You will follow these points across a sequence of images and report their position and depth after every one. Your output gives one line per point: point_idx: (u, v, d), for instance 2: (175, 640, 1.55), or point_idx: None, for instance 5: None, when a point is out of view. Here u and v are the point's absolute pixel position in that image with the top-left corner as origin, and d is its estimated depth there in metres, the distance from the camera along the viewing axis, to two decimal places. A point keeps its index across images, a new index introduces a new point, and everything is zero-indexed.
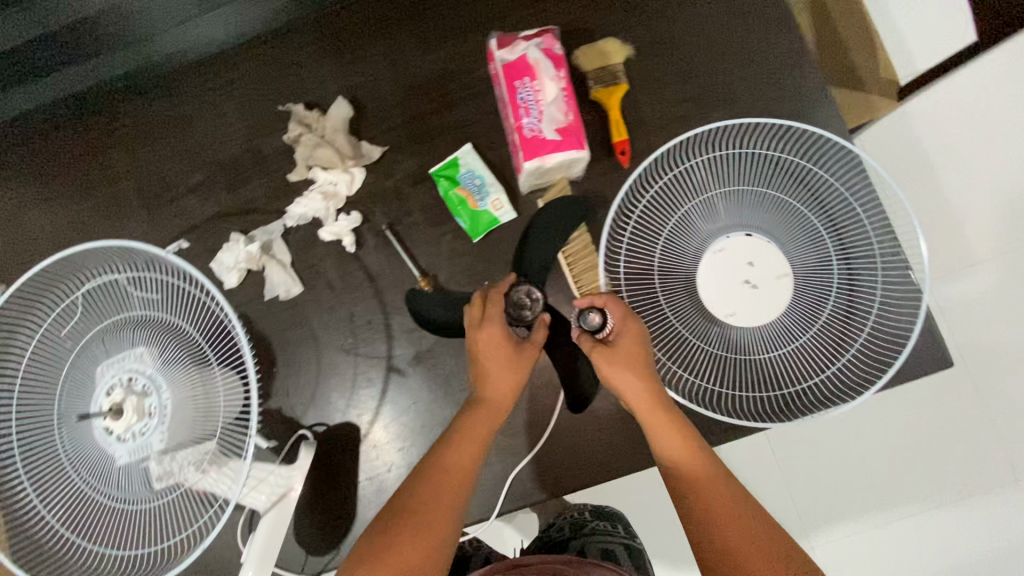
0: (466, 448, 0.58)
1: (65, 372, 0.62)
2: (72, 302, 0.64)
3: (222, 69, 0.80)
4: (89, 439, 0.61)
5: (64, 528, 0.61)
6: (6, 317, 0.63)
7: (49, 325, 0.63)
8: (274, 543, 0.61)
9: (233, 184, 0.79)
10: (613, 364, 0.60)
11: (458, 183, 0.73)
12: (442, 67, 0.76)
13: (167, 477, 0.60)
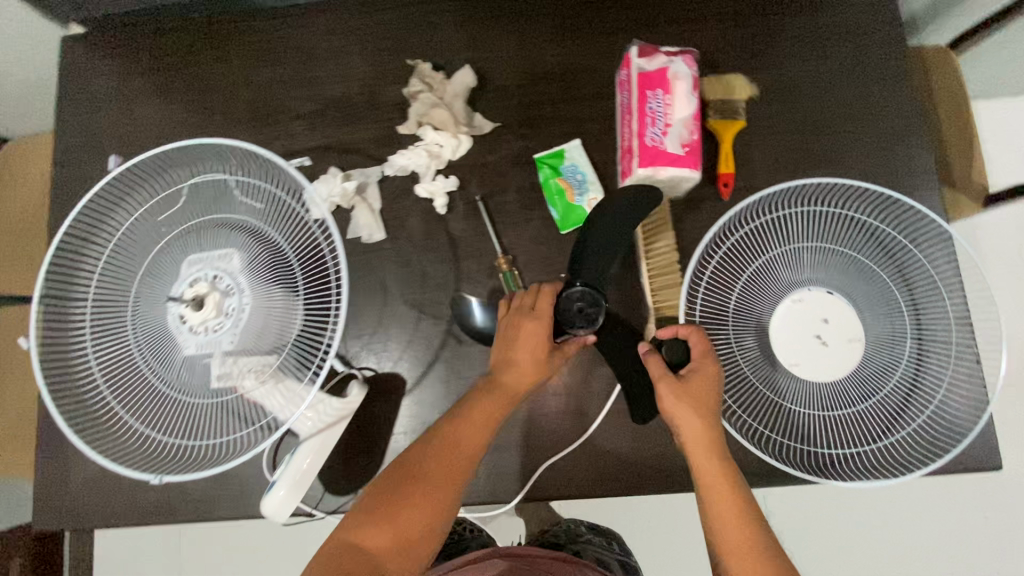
0: (451, 461, 0.59)
1: (155, 252, 0.64)
2: (178, 190, 0.66)
3: (359, 13, 0.82)
4: (162, 322, 0.62)
5: (117, 398, 0.64)
6: (120, 189, 0.67)
7: (151, 206, 0.66)
8: (312, 468, 0.63)
9: (341, 122, 0.81)
10: (675, 393, 0.61)
11: (560, 174, 0.75)
12: (569, 64, 0.79)
13: (225, 378, 0.61)
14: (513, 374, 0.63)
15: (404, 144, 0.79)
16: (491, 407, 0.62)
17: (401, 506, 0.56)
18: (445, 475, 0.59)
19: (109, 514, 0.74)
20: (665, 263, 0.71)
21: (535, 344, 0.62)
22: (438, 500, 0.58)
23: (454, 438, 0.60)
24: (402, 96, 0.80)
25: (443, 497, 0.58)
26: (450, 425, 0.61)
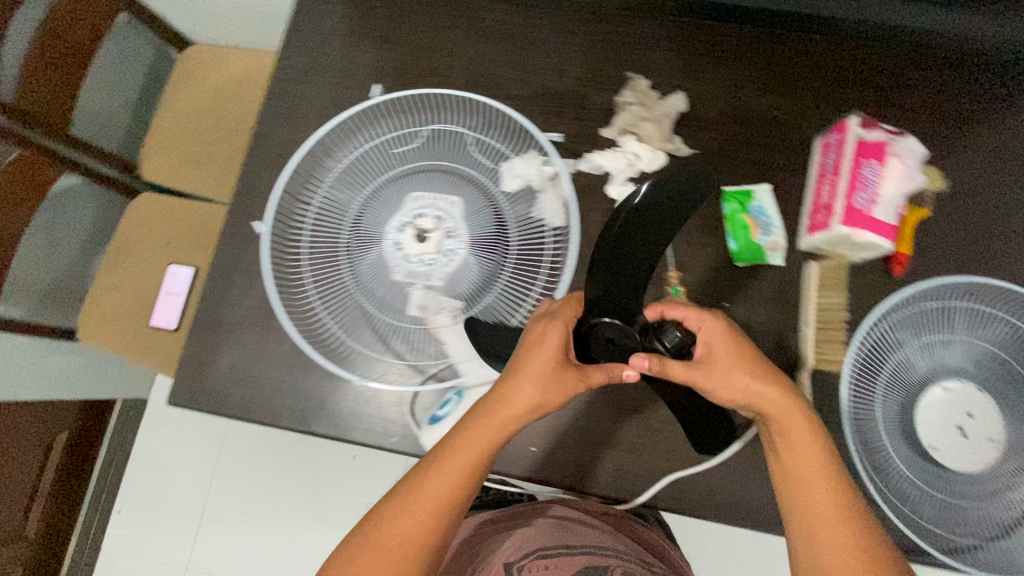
0: (436, 484, 0.57)
1: (387, 178, 0.70)
2: (420, 130, 0.72)
3: (585, 19, 0.88)
4: (381, 241, 0.68)
5: (315, 295, 0.69)
6: (367, 116, 0.74)
7: (392, 137, 0.72)
8: None
9: (546, 111, 0.85)
10: (699, 376, 0.59)
11: (747, 211, 0.78)
12: (772, 116, 0.83)
13: (425, 309, 0.67)
14: (506, 401, 0.58)
15: (602, 146, 0.83)
16: (481, 437, 0.58)
17: (390, 529, 0.56)
18: (428, 501, 0.57)
19: (246, 407, 0.77)
20: (834, 320, 0.74)
21: (531, 375, 0.58)
22: (430, 511, 0.57)
23: (439, 466, 0.57)
24: (609, 103, 0.85)
25: (429, 519, 0.56)
26: (427, 468, 0.58)
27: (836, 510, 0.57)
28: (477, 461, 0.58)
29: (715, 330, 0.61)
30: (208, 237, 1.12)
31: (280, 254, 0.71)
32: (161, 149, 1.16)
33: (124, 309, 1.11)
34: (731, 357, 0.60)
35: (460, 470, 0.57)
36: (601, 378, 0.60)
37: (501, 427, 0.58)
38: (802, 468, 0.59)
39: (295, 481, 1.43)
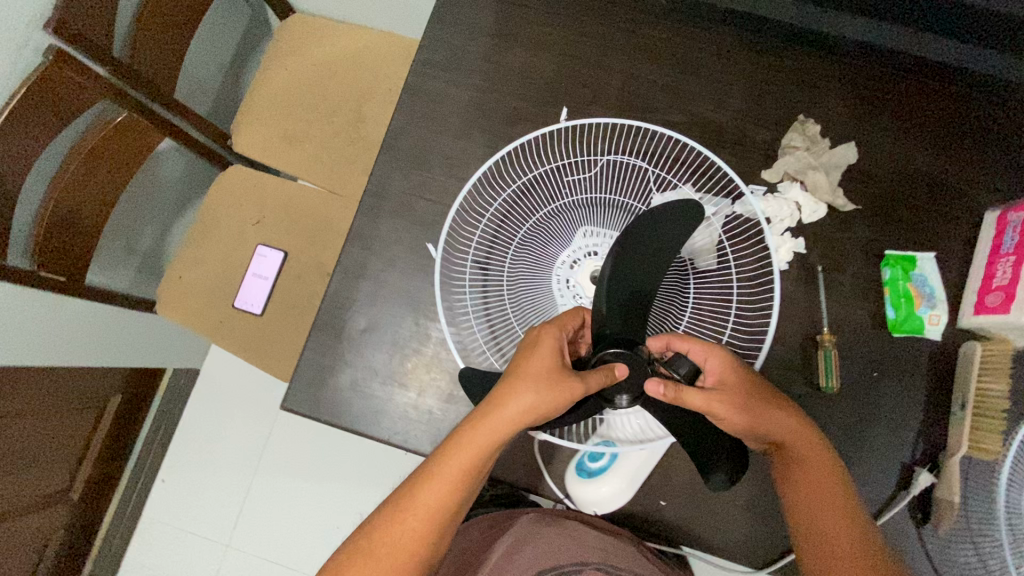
0: (433, 489, 0.56)
1: (561, 206, 0.71)
2: (597, 160, 0.73)
3: (756, 44, 0.81)
4: (549, 268, 0.70)
5: (474, 310, 0.74)
6: (550, 139, 0.76)
7: (569, 165, 0.74)
8: (635, 475, 0.66)
9: (703, 142, 0.80)
10: (718, 407, 0.58)
11: (910, 279, 0.75)
12: (943, 179, 0.78)
13: None
14: (503, 407, 0.55)
15: (759, 189, 0.78)
16: (470, 443, 0.55)
17: (392, 530, 0.56)
18: (423, 506, 0.56)
19: (365, 422, 0.74)
20: (995, 407, 0.69)
21: (529, 375, 0.55)
22: (426, 516, 0.57)
23: (435, 472, 0.56)
24: (772, 142, 0.79)
25: (427, 524, 0.57)
26: (421, 475, 0.57)
27: (833, 532, 0.59)
28: (469, 468, 0.56)
29: (728, 361, 0.59)
30: (301, 220, 1.08)
31: (449, 264, 0.75)
32: (255, 120, 1.09)
33: (208, 287, 1.07)
34: (748, 390, 0.59)
35: (458, 476, 0.56)
36: (597, 384, 0.55)
37: (491, 427, 0.55)
38: (800, 490, 0.61)
39: (359, 483, 1.25)
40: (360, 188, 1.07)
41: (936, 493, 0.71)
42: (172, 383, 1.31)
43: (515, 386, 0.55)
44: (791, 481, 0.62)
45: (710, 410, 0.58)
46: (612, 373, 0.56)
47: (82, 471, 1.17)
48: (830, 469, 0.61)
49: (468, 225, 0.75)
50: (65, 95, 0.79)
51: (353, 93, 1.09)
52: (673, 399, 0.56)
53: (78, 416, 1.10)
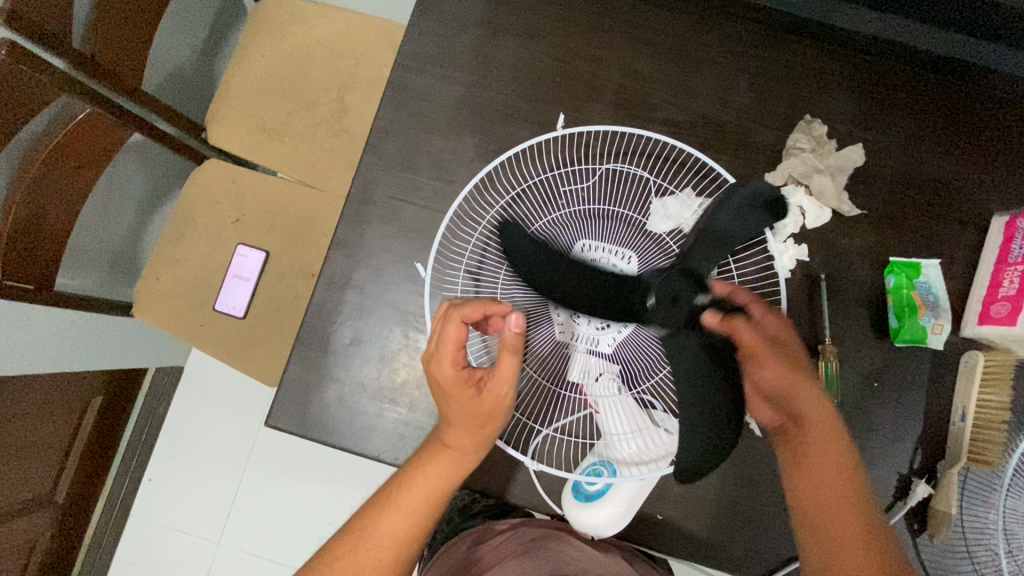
0: (399, 520, 0.53)
1: (557, 216, 0.70)
2: (594, 169, 0.71)
3: (760, 38, 0.77)
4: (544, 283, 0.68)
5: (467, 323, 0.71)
6: (547, 145, 0.73)
7: (566, 173, 0.72)
8: (631, 497, 0.65)
9: (704, 142, 0.76)
10: (764, 351, 0.57)
11: (915, 287, 0.72)
12: (951, 183, 0.75)
13: (585, 376, 0.66)
14: (458, 422, 0.55)
15: None
16: (433, 458, 0.55)
17: (350, 565, 0.52)
18: (394, 527, 0.53)
19: (353, 439, 0.72)
20: (994, 419, 0.68)
21: (458, 375, 0.53)
22: (390, 550, 0.53)
23: (401, 498, 0.54)
24: (776, 143, 0.76)
25: (389, 557, 0.53)
26: (384, 507, 0.54)
27: (841, 508, 0.55)
28: (434, 490, 0.55)
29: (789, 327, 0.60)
30: (283, 218, 1.03)
31: (441, 274, 0.73)
32: (231, 111, 1.03)
33: (187, 289, 1.02)
34: (794, 355, 0.59)
35: (424, 500, 0.54)
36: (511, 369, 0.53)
37: (455, 456, 0.55)
38: (807, 462, 0.57)
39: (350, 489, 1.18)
40: (344, 183, 1.02)
41: (931, 504, 0.70)
42: (155, 384, 1.21)
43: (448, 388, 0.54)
44: (796, 456, 0.58)
45: (753, 352, 0.57)
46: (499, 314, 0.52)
47: (64, 476, 1.08)
48: (846, 453, 0.57)
49: (463, 233, 0.73)
50: (25, 91, 0.74)
51: (335, 80, 1.02)
52: (721, 327, 0.56)
53: (60, 419, 1.02)
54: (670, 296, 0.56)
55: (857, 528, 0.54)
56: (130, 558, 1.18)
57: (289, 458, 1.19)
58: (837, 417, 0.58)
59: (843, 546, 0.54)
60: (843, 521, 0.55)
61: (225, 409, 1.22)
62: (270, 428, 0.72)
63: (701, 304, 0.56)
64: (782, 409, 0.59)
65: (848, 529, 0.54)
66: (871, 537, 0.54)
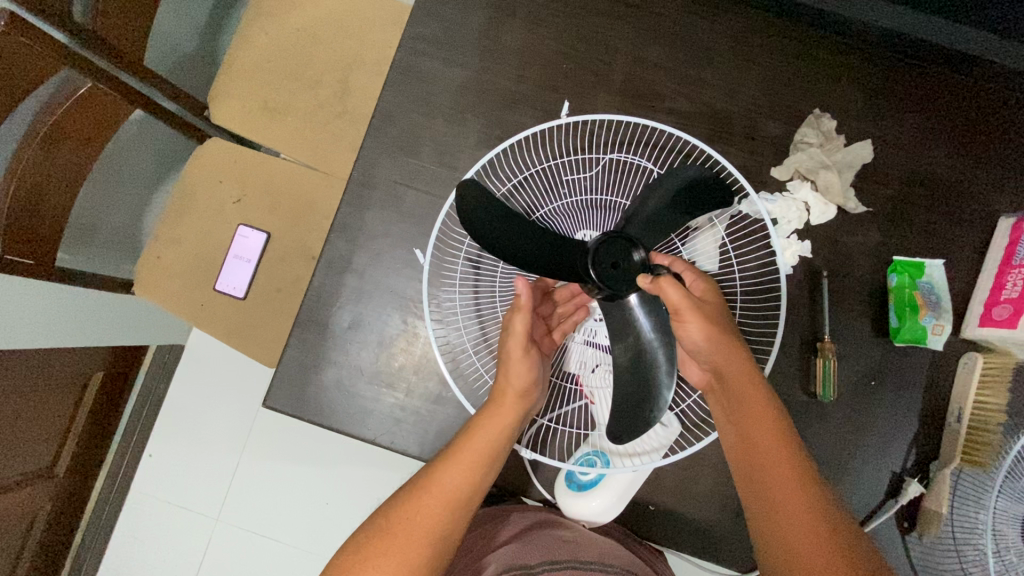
0: (454, 473, 0.53)
1: (559, 205, 0.69)
2: (597, 158, 0.71)
3: (772, 29, 0.75)
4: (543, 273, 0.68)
5: (465, 311, 0.72)
6: (550, 133, 0.73)
7: (568, 162, 0.72)
8: (624, 488, 0.65)
9: (711, 134, 0.75)
10: (689, 307, 0.53)
11: (917, 287, 0.71)
12: (957, 181, 0.74)
13: (581, 366, 0.66)
14: (501, 379, 0.57)
15: (767, 187, 0.74)
16: (487, 421, 0.56)
17: (409, 517, 0.51)
18: (449, 487, 0.53)
19: (349, 422, 0.72)
20: (989, 420, 0.69)
21: (515, 349, 0.58)
22: (448, 503, 0.52)
23: (458, 452, 0.55)
24: (784, 137, 0.74)
25: (445, 508, 0.52)
26: (441, 461, 0.55)
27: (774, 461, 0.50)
28: (489, 445, 0.55)
29: (706, 284, 0.57)
30: (285, 200, 1.02)
31: (440, 261, 0.73)
32: (234, 89, 1.02)
33: (187, 268, 1.03)
34: (717, 311, 0.56)
35: (479, 453, 0.55)
36: (522, 322, 0.57)
37: (505, 408, 0.56)
38: (735, 415, 0.53)
39: (345, 470, 1.18)
40: (346, 166, 1.01)
41: (922, 503, 0.70)
42: (156, 361, 1.22)
43: (507, 361, 0.57)
44: (727, 406, 0.55)
45: (679, 311, 0.54)
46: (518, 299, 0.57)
47: (65, 449, 1.10)
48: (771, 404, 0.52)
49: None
50: (26, 65, 0.74)
51: (339, 61, 1.01)
52: (652, 290, 0.54)
53: (62, 394, 1.03)
54: (606, 263, 0.56)
55: (797, 480, 0.49)
56: (131, 532, 1.20)
57: (288, 439, 1.20)
58: (759, 370, 0.54)
59: (779, 500, 0.49)
60: (782, 474, 0.50)
61: (225, 388, 1.23)
62: (268, 409, 0.73)
63: (639, 263, 0.56)
64: (706, 366, 0.57)
65: (785, 481, 0.49)
66: (812, 488, 0.49)
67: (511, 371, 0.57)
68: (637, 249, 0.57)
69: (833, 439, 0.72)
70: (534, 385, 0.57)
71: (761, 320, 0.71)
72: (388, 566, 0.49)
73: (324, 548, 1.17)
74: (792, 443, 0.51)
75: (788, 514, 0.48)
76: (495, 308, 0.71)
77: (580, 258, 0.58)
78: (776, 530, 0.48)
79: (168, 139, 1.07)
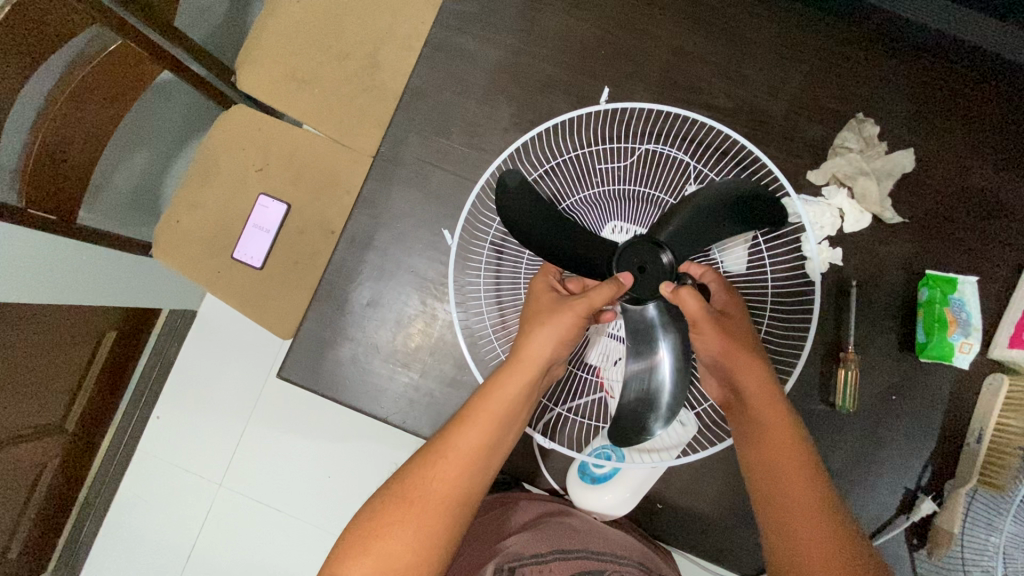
0: (466, 438, 0.52)
1: (588, 194, 0.68)
2: (632, 149, 0.70)
3: (820, 26, 0.73)
4: None
5: (487, 295, 0.71)
6: (585, 120, 0.71)
7: (601, 152, 0.70)
8: (639, 484, 0.65)
9: (748, 133, 0.73)
10: (706, 321, 0.53)
11: (948, 304, 0.69)
12: (998, 198, 0.72)
13: (599, 359, 0.66)
14: (520, 344, 0.55)
15: (801, 190, 0.72)
16: (505, 383, 0.54)
17: (420, 484, 0.51)
18: (464, 450, 0.52)
19: (362, 398, 0.72)
20: (1009, 444, 0.67)
21: (541, 313, 0.55)
22: (459, 469, 0.52)
23: (469, 415, 0.53)
24: (824, 140, 0.72)
25: (458, 474, 0.52)
26: (452, 426, 0.53)
27: (787, 475, 0.50)
28: (504, 409, 0.53)
29: (731, 298, 0.57)
30: (307, 172, 1.02)
31: (466, 243, 0.72)
32: (263, 56, 1.01)
33: (206, 234, 1.02)
34: (739, 327, 0.55)
35: (491, 415, 0.53)
36: (603, 297, 0.53)
37: (522, 371, 0.54)
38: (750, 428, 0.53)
39: (351, 447, 1.18)
40: (371, 142, 0.99)
41: (935, 522, 0.70)
42: (168, 324, 1.23)
43: (532, 323, 0.55)
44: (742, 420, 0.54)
45: (695, 322, 0.54)
46: (616, 282, 0.54)
47: (76, 404, 1.11)
48: (792, 423, 0.52)
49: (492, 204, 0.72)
50: (58, 18, 0.72)
51: (370, 34, 0.98)
52: (670, 298, 0.54)
53: (74, 351, 1.03)
54: (630, 264, 0.56)
55: (810, 496, 0.49)
56: (135, 490, 1.21)
57: (295, 412, 1.20)
58: (778, 387, 0.53)
59: (794, 517, 0.49)
60: (796, 493, 0.50)
61: (236, 356, 1.23)
62: (282, 379, 0.73)
63: (667, 267, 0.56)
64: (723, 380, 0.56)
65: (796, 497, 0.49)
66: (825, 502, 0.49)
67: (535, 333, 0.54)
68: (666, 252, 0.56)
69: (848, 451, 0.71)
70: (562, 349, 0.55)
71: (789, 325, 0.70)
72: (403, 534, 0.49)
73: (326, 523, 1.18)
74: (807, 458, 0.51)
75: (802, 533, 0.48)
76: (517, 296, 0.70)
77: (606, 258, 0.58)
78: (785, 545, 0.49)
79: (194, 103, 1.07)
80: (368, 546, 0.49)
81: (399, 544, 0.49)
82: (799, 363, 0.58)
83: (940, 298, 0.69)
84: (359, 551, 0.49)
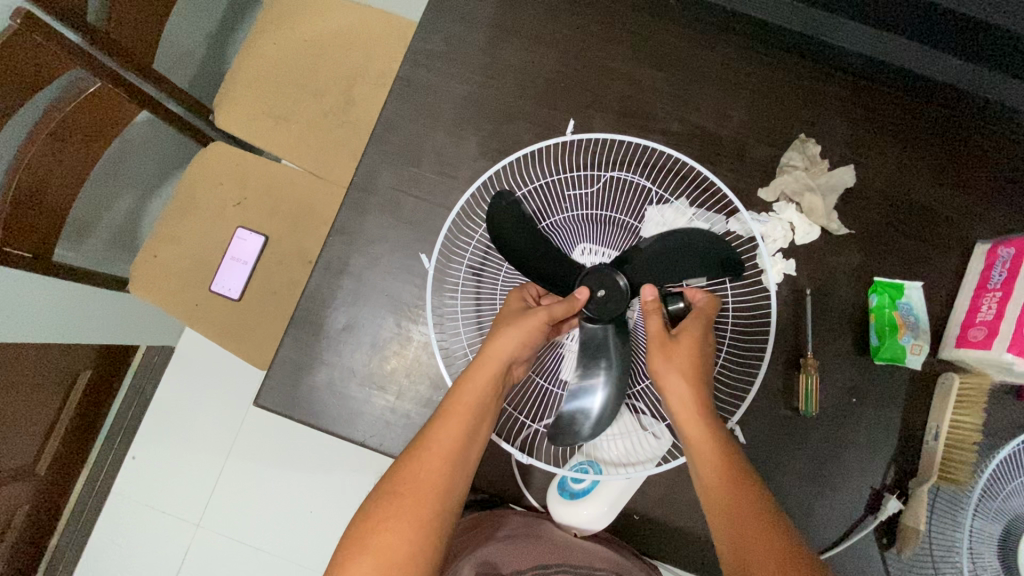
0: (445, 430, 0.54)
1: (556, 217, 0.72)
2: (598, 176, 0.74)
3: (760, 57, 0.79)
4: None
5: (464, 316, 0.73)
6: (551, 150, 0.75)
7: (567, 178, 0.74)
8: (620, 498, 0.66)
9: (701, 155, 0.78)
10: (662, 338, 0.57)
11: (897, 307, 0.74)
12: (937, 207, 0.77)
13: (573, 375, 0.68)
14: (485, 343, 0.57)
15: (754, 207, 0.77)
16: (478, 381, 0.56)
17: (408, 479, 0.52)
18: (441, 445, 0.53)
19: (339, 423, 0.73)
20: (966, 438, 0.71)
21: (505, 320, 0.59)
22: (444, 458, 0.53)
23: (447, 411, 0.55)
24: (771, 159, 0.78)
25: (442, 464, 0.53)
26: (432, 423, 0.55)
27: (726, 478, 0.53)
28: (480, 403, 0.55)
29: (707, 321, 0.60)
30: (284, 204, 1.04)
31: (442, 267, 0.75)
32: (241, 94, 1.04)
33: (183, 268, 1.03)
34: (703, 346, 0.58)
35: (466, 410, 0.55)
36: (562, 311, 0.58)
37: (490, 366, 0.56)
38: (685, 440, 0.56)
39: (332, 476, 1.17)
40: (348, 173, 1.03)
41: (902, 519, 0.71)
42: (146, 361, 1.22)
43: (498, 325, 0.58)
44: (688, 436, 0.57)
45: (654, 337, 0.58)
46: (574, 299, 0.59)
47: (48, 446, 1.08)
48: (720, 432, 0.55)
49: (466, 232, 0.75)
50: (41, 60, 0.75)
51: (345, 75, 1.04)
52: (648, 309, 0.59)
53: (47, 390, 1.02)
54: (591, 287, 0.60)
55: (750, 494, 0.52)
56: (109, 534, 1.18)
57: (275, 443, 1.19)
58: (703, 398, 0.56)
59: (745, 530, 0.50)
60: (741, 509, 0.51)
61: (214, 389, 1.23)
62: (260, 408, 0.73)
63: (623, 290, 0.60)
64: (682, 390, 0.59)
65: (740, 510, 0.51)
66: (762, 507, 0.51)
67: (501, 333, 0.57)
68: (622, 276, 0.60)
69: (815, 452, 0.74)
70: (526, 349, 0.57)
71: (752, 332, 0.73)
72: (393, 529, 0.50)
73: (307, 558, 1.16)
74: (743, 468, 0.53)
75: (754, 544, 0.49)
76: (496, 314, 0.73)
77: (569, 280, 0.62)
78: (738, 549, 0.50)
79: (171, 141, 1.09)
80: (362, 545, 0.49)
81: (394, 539, 0.50)
82: (760, 370, 0.61)
83: (885, 301, 0.74)
84: (355, 552, 0.49)
